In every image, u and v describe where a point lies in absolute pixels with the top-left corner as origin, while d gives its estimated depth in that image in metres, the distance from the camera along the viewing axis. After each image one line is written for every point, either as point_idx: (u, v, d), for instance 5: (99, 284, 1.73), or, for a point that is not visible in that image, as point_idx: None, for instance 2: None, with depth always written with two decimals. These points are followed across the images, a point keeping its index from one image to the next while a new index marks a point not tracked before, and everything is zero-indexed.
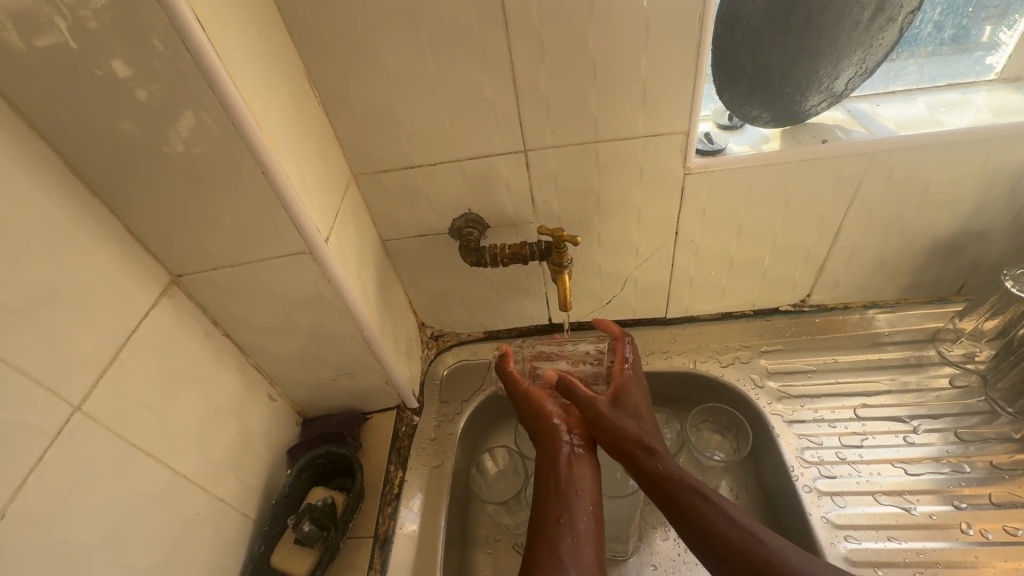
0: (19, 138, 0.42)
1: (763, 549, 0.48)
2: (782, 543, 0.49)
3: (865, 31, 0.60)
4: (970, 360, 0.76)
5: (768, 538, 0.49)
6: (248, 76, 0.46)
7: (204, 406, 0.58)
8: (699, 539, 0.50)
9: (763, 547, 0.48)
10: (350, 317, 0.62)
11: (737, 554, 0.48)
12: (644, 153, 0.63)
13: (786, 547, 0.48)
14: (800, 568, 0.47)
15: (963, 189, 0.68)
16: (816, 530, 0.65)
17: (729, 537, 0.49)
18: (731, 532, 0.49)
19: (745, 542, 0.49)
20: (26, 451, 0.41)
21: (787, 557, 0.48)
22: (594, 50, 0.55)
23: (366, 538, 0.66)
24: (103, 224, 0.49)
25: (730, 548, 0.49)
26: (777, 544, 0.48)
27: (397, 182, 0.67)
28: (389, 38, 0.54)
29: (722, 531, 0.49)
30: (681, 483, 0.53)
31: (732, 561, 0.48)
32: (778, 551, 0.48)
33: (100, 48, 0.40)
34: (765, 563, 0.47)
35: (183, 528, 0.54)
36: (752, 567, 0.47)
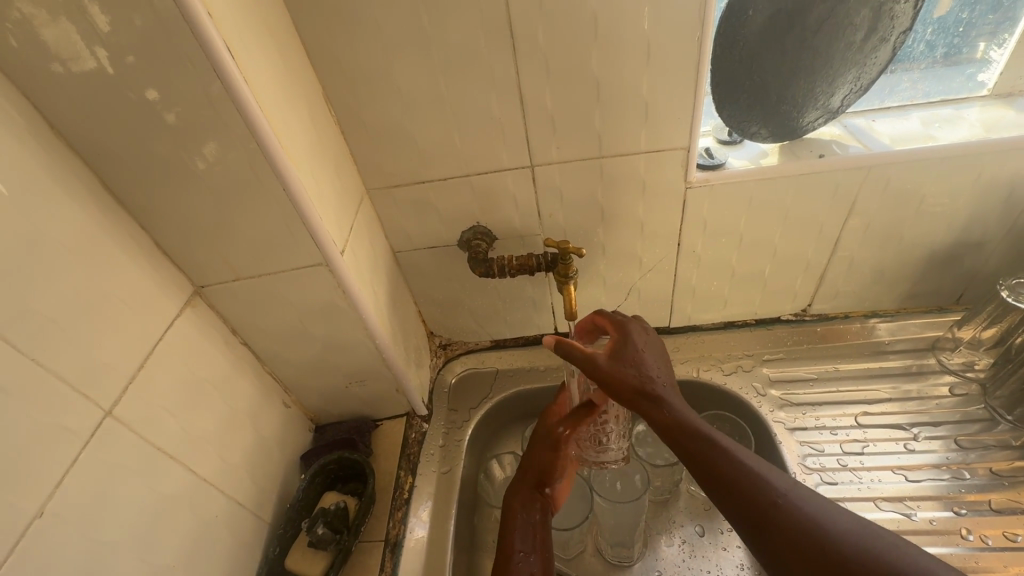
0: (57, 157, 0.45)
1: (770, 493, 0.47)
2: (787, 485, 0.48)
3: (858, 50, 0.62)
4: (970, 368, 0.78)
5: (775, 482, 0.48)
6: (270, 98, 0.49)
7: (222, 411, 0.61)
8: (720, 492, 0.49)
9: (769, 491, 0.47)
10: (362, 326, 0.64)
11: (745, 500, 0.47)
12: (646, 168, 0.66)
13: (791, 488, 0.47)
14: (809, 508, 0.45)
15: (958, 201, 0.69)
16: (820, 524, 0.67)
17: (736, 482, 0.48)
18: (738, 476, 0.48)
19: (752, 486, 0.47)
20: (61, 452, 0.43)
21: (795, 498, 0.46)
22: (598, 71, 0.58)
23: (377, 542, 0.68)
24: (132, 237, 0.52)
25: (735, 496, 0.47)
26: (785, 487, 0.47)
27: (408, 196, 0.69)
28: (403, 60, 0.57)
29: (730, 474, 0.48)
30: (684, 430, 0.52)
31: (739, 510, 0.47)
32: (784, 493, 0.46)
33: (136, 75, 0.43)
34: (773, 505, 0.46)
35: (201, 529, 0.56)
36: (759, 511, 0.46)
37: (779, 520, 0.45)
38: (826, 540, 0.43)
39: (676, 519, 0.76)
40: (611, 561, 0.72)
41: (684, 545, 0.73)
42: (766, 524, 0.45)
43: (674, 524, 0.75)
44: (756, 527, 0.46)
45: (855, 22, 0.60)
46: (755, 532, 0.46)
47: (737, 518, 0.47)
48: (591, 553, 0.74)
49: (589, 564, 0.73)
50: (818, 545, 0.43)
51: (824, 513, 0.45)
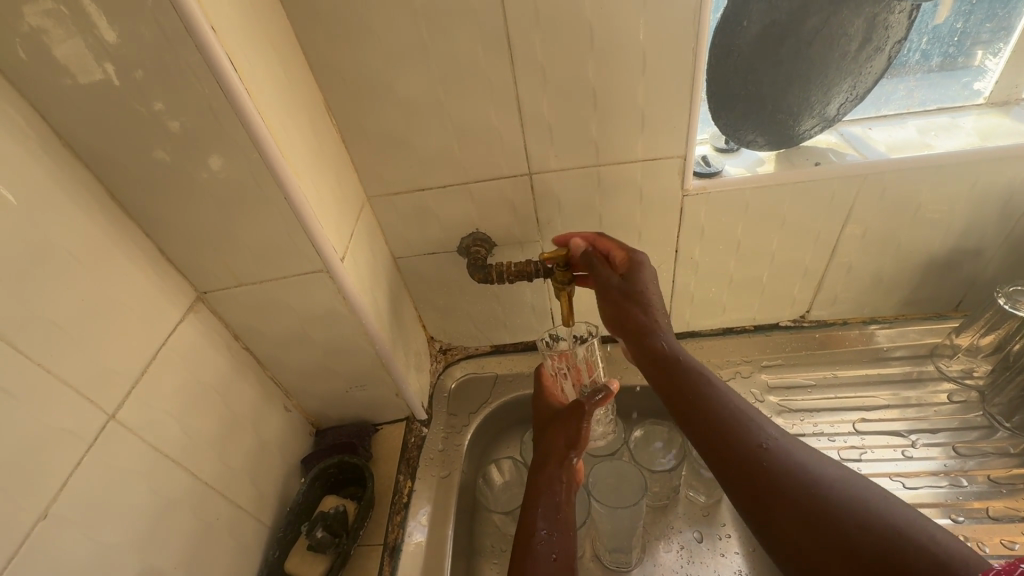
0: (65, 166, 0.46)
1: (757, 437, 0.49)
2: (772, 433, 0.49)
3: (853, 60, 0.63)
4: (968, 375, 0.78)
5: (766, 428, 0.50)
6: (273, 110, 0.50)
7: (225, 415, 0.61)
8: (704, 426, 0.51)
9: (755, 435, 0.49)
10: (362, 331, 0.65)
11: (733, 441, 0.49)
12: (643, 176, 0.66)
13: (777, 437, 0.49)
14: (794, 455, 0.47)
15: (955, 208, 0.70)
16: None
17: (726, 424, 0.50)
18: (728, 417, 0.51)
19: (740, 430, 0.50)
20: (66, 455, 0.44)
21: (783, 444, 0.48)
22: (595, 81, 0.58)
23: (376, 546, 0.68)
24: (137, 244, 0.53)
25: (723, 440, 0.49)
26: (774, 434, 0.49)
27: (408, 203, 0.70)
28: (403, 70, 0.58)
29: (720, 413, 0.51)
30: (675, 368, 0.56)
31: (726, 454, 0.49)
32: (770, 438, 0.49)
33: (142, 87, 0.44)
34: (759, 447, 0.48)
35: (202, 531, 0.56)
36: (746, 455, 0.48)
37: (765, 461, 0.47)
38: (812, 482, 0.44)
39: (674, 524, 0.76)
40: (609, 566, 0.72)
41: (683, 550, 0.73)
42: (752, 463, 0.47)
43: (671, 530, 0.75)
44: (743, 471, 0.47)
45: (849, 32, 0.61)
46: (740, 476, 0.47)
47: (721, 455, 0.49)
48: (589, 557, 0.74)
49: (587, 568, 0.73)
50: (804, 489, 0.44)
51: (809, 460, 0.47)
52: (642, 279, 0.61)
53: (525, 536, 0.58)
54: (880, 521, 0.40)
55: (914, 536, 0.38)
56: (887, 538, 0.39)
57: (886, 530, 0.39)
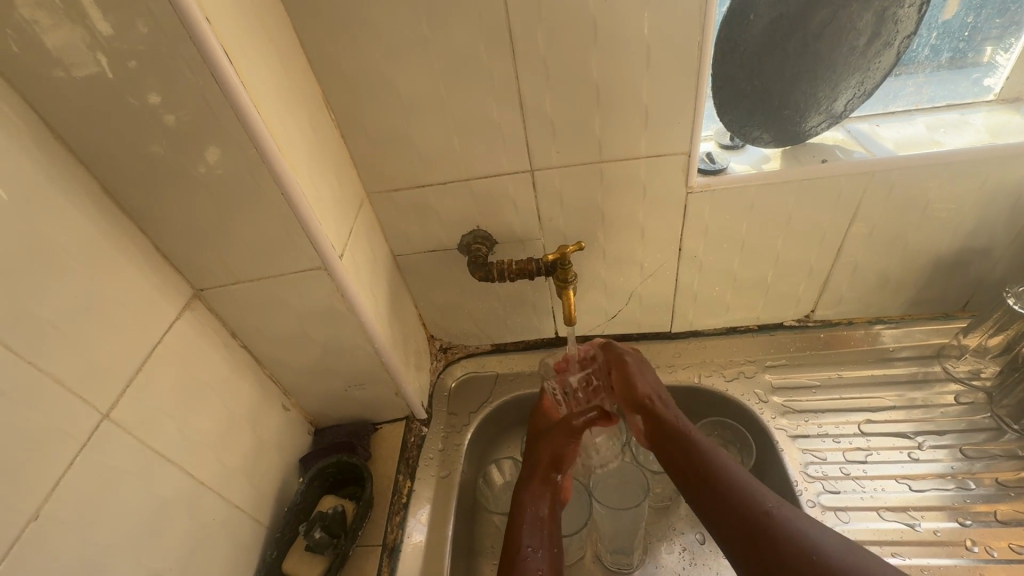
0: (58, 159, 0.45)
1: (762, 504, 0.50)
2: (779, 500, 0.51)
3: (862, 55, 0.62)
4: (976, 376, 0.77)
5: (770, 495, 0.51)
6: (269, 103, 0.49)
7: (222, 414, 0.61)
8: (710, 492, 0.53)
9: (760, 501, 0.50)
10: (361, 330, 0.64)
11: (738, 505, 0.50)
12: (647, 173, 0.65)
13: (783, 504, 0.50)
14: (799, 523, 0.48)
15: (963, 207, 0.69)
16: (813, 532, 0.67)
17: (732, 491, 0.52)
18: (732, 483, 0.53)
19: (745, 496, 0.51)
20: (59, 455, 0.43)
21: (787, 511, 0.49)
22: (598, 76, 0.57)
23: (374, 547, 0.67)
24: (132, 240, 0.52)
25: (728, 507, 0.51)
26: (778, 501, 0.50)
27: (408, 200, 0.69)
28: (402, 64, 0.57)
29: (726, 479, 0.53)
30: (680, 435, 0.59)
31: (733, 522, 0.50)
32: (775, 505, 0.50)
33: (136, 79, 0.43)
34: (764, 514, 0.49)
35: (199, 532, 0.56)
36: (750, 520, 0.49)
37: (769, 526, 0.48)
38: (812, 548, 0.45)
39: (676, 526, 0.75)
40: (611, 568, 0.71)
41: (685, 552, 0.72)
42: (756, 528, 0.48)
43: (673, 531, 0.75)
44: (749, 539, 0.48)
45: (858, 26, 0.59)
46: (747, 547, 0.48)
47: (728, 521, 0.50)
48: (590, 559, 0.74)
49: (588, 570, 0.73)
50: (803, 554, 0.45)
51: (814, 529, 0.47)
52: (643, 363, 0.69)
53: (514, 555, 0.59)
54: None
55: None
56: None
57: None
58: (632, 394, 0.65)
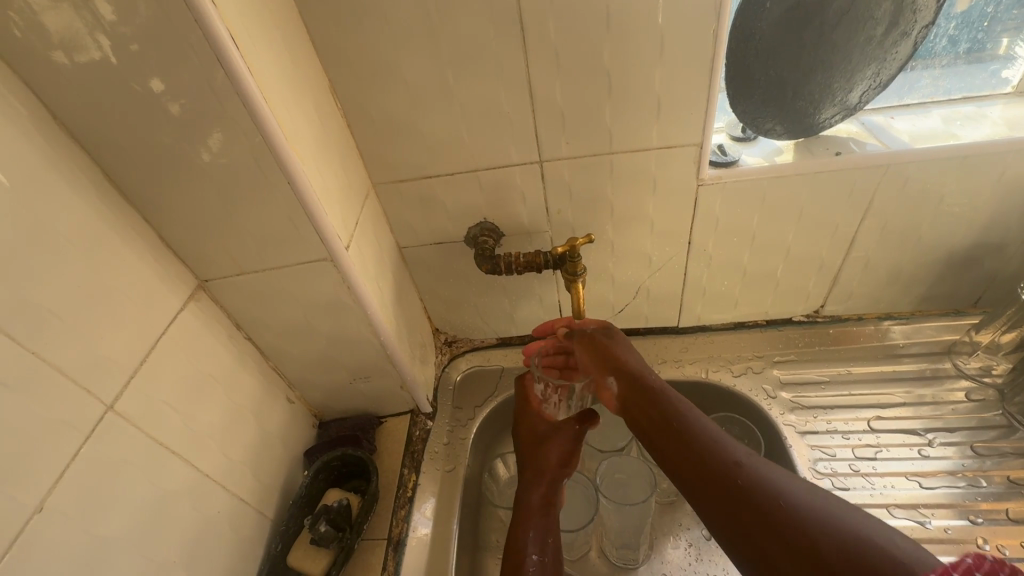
0: (60, 147, 0.45)
1: (731, 456, 0.48)
2: (749, 453, 0.49)
3: (878, 45, 0.60)
4: (987, 374, 0.76)
5: (740, 449, 0.49)
6: (276, 90, 0.48)
7: (226, 406, 0.60)
8: (680, 443, 0.51)
9: (731, 453, 0.48)
10: (367, 322, 0.63)
11: (708, 456, 0.48)
12: (658, 165, 0.64)
13: (754, 457, 0.48)
14: (769, 474, 0.46)
15: (979, 201, 0.67)
16: None
17: (702, 442, 0.50)
18: (702, 435, 0.50)
19: (715, 447, 0.49)
20: (62, 447, 0.43)
21: (758, 463, 0.47)
22: (610, 65, 0.56)
23: (379, 541, 0.67)
24: (135, 229, 0.51)
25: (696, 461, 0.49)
26: (747, 453, 0.48)
27: (414, 191, 0.68)
28: (410, 51, 0.56)
29: (696, 431, 0.51)
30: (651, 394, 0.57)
31: (699, 476, 0.48)
32: (746, 457, 0.48)
33: (140, 65, 0.42)
34: (734, 465, 0.47)
35: (203, 525, 0.55)
36: (721, 471, 0.47)
37: (740, 477, 0.46)
38: (783, 498, 0.43)
39: (683, 522, 0.75)
40: (616, 562, 0.71)
41: (691, 548, 0.72)
42: (726, 478, 0.46)
43: (680, 527, 0.74)
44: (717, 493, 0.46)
45: (876, 15, 0.58)
46: (716, 498, 0.46)
47: (697, 472, 0.48)
48: (596, 554, 0.73)
49: (593, 566, 0.72)
50: (774, 503, 0.43)
51: (783, 481, 0.45)
52: (614, 335, 0.66)
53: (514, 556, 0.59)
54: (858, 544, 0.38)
55: (884, 555, 0.37)
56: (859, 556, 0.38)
57: (864, 555, 0.38)
58: (605, 364, 0.63)
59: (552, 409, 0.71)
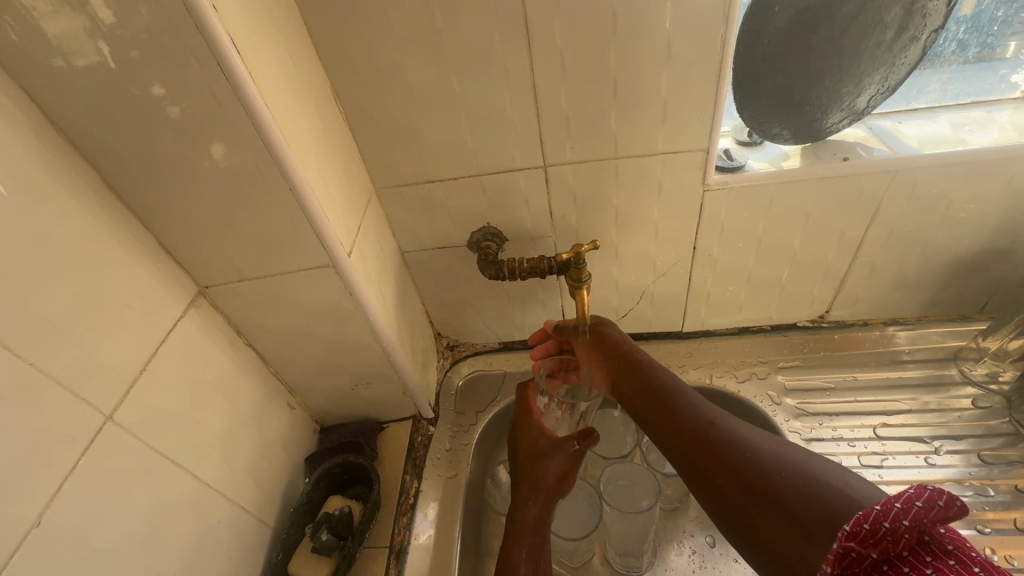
0: (58, 152, 0.44)
1: (707, 416, 0.51)
2: (724, 413, 0.51)
3: (887, 49, 0.60)
4: (994, 380, 0.75)
5: (715, 411, 0.51)
6: (278, 96, 0.47)
7: (226, 413, 0.59)
8: (661, 409, 0.54)
9: (706, 413, 0.51)
10: (369, 327, 0.63)
11: (685, 418, 0.51)
12: (663, 170, 0.64)
13: (727, 416, 0.50)
14: (741, 430, 0.48)
15: (987, 207, 0.67)
16: None
17: (681, 408, 0.52)
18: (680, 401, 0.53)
19: (692, 410, 0.52)
20: (61, 458, 0.42)
21: (731, 422, 0.49)
22: (616, 69, 0.55)
23: (381, 549, 0.67)
24: (134, 236, 0.50)
25: (678, 431, 0.50)
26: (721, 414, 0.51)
27: (417, 195, 0.67)
28: (414, 55, 0.55)
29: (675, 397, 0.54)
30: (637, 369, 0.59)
31: (683, 443, 0.50)
32: (720, 417, 0.50)
33: (140, 70, 0.41)
34: (709, 425, 0.49)
35: (203, 534, 0.55)
36: (696, 430, 0.50)
37: (713, 433, 0.48)
38: (751, 450, 0.45)
39: (686, 528, 0.74)
40: (619, 569, 0.71)
41: (694, 556, 0.71)
42: (699, 435, 0.49)
43: (683, 534, 0.74)
44: (700, 457, 0.48)
45: (885, 19, 0.57)
46: (691, 455, 0.49)
47: (676, 433, 0.51)
48: (599, 561, 0.73)
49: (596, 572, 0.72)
50: (741, 453, 0.45)
51: (752, 435, 0.47)
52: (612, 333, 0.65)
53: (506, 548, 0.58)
54: (825, 497, 0.39)
55: (838, 494, 0.39)
56: (816, 495, 0.40)
57: (820, 494, 0.39)
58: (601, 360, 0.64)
59: (553, 424, 0.66)
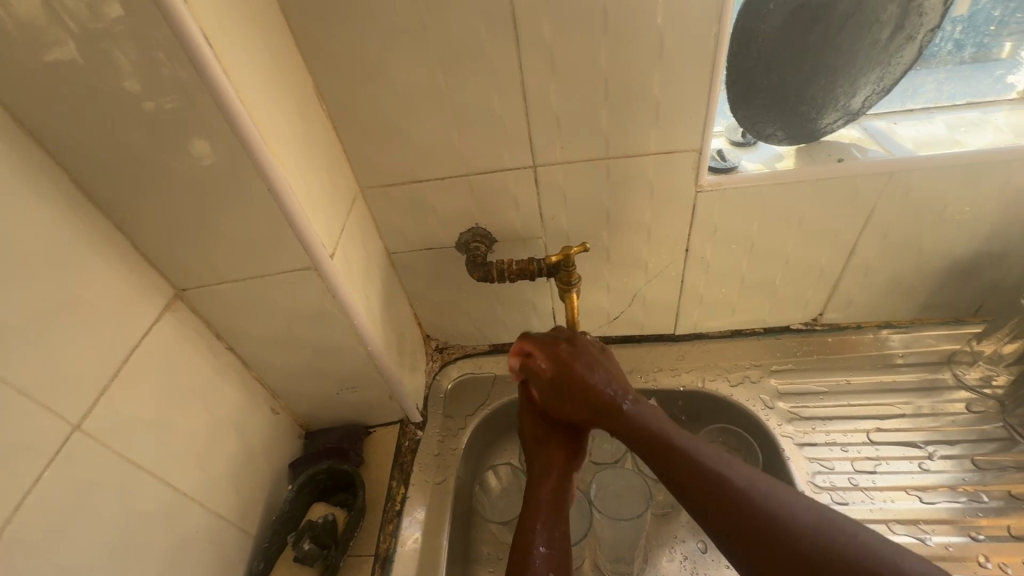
0: (22, 151, 0.42)
1: (727, 480, 0.46)
2: (741, 469, 0.47)
3: (883, 49, 0.59)
4: (987, 385, 0.75)
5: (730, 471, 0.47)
6: (256, 93, 0.45)
7: (205, 420, 0.58)
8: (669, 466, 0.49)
9: (726, 475, 0.46)
10: (353, 331, 0.61)
11: (700, 479, 0.47)
12: (655, 170, 0.62)
13: (748, 472, 0.47)
14: (765, 495, 0.44)
15: (982, 210, 0.66)
16: None
17: (697, 468, 0.47)
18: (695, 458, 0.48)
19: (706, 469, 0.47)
20: (25, 471, 0.40)
21: (751, 485, 0.45)
22: (607, 67, 0.54)
23: (367, 557, 0.65)
24: (106, 237, 0.48)
25: (682, 471, 0.48)
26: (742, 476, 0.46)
27: (404, 195, 0.66)
28: (398, 52, 0.53)
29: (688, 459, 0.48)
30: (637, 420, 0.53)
31: (687, 484, 0.47)
32: (738, 477, 0.46)
33: (107, 65, 0.39)
34: (729, 487, 0.45)
35: (180, 545, 0.53)
36: (716, 495, 0.45)
37: (736, 498, 0.44)
38: (780, 522, 0.42)
39: (677, 533, 0.73)
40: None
41: (686, 561, 0.70)
42: (721, 501, 0.45)
43: (674, 538, 0.73)
44: (710, 503, 0.45)
45: (881, 18, 0.56)
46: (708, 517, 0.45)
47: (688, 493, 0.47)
48: (590, 568, 0.71)
49: None
50: (769, 526, 0.42)
51: (779, 499, 0.44)
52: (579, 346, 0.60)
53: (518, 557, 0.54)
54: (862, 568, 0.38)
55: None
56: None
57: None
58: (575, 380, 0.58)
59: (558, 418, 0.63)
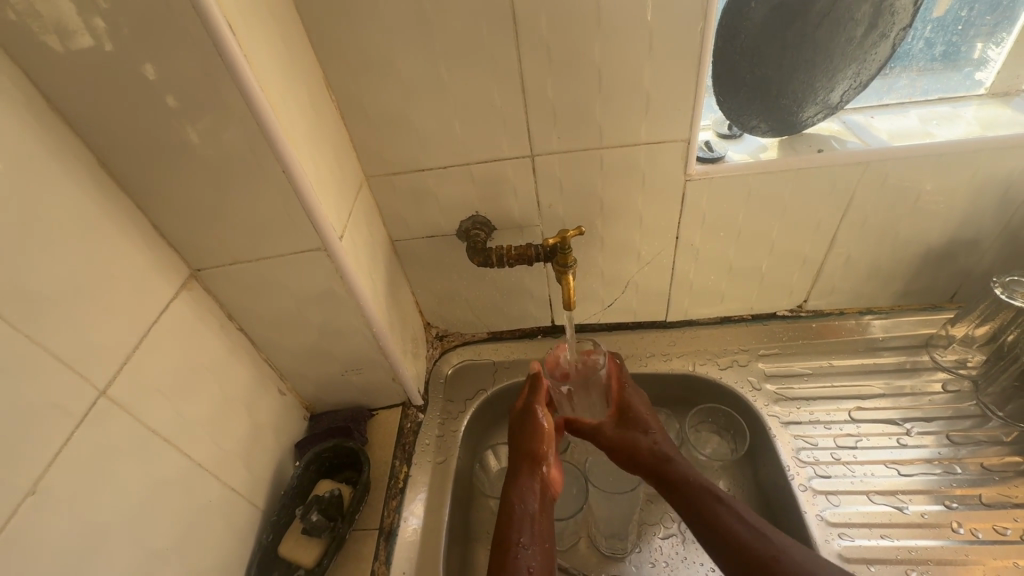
0: (54, 132, 0.45)
1: (766, 542, 0.54)
2: (778, 539, 0.54)
3: (858, 45, 0.62)
4: (962, 365, 0.78)
5: (769, 535, 0.54)
6: (272, 80, 0.48)
7: (219, 397, 0.60)
8: (707, 523, 0.57)
9: (763, 538, 0.54)
10: (360, 314, 0.64)
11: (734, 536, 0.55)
12: (647, 160, 0.66)
13: (770, 530, 0.55)
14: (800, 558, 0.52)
15: (954, 199, 0.70)
16: (802, 501, 0.69)
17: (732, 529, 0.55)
18: (732, 522, 0.56)
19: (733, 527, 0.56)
20: (56, 430, 0.43)
21: (789, 549, 0.53)
22: (601, 62, 0.58)
23: (371, 531, 0.68)
24: (127, 216, 0.51)
25: (719, 524, 0.56)
26: (783, 543, 0.53)
27: (407, 183, 0.69)
28: (404, 47, 0.57)
29: (728, 524, 0.56)
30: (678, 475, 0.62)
31: (725, 535, 0.55)
32: (768, 537, 0.54)
33: (135, 51, 0.42)
34: (764, 545, 0.53)
35: (195, 512, 0.55)
36: (742, 540, 0.54)
37: (766, 547, 0.53)
38: (776, 547, 0.53)
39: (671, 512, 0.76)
40: (604, 551, 0.72)
41: (677, 538, 0.73)
42: (753, 553, 0.53)
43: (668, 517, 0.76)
44: (735, 546, 0.54)
45: (856, 16, 0.60)
46: (729, 552, 0.54)
47: (721, 539, 0.55)
48: (586, 545, 0.74)
49: (583, 556, 0.73)
50: (770, 555, 0.52)
51: (793, 549, 0.53)
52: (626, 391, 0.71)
53: (505, 554, 0.57)
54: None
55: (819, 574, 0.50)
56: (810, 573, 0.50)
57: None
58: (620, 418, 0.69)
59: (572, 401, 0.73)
